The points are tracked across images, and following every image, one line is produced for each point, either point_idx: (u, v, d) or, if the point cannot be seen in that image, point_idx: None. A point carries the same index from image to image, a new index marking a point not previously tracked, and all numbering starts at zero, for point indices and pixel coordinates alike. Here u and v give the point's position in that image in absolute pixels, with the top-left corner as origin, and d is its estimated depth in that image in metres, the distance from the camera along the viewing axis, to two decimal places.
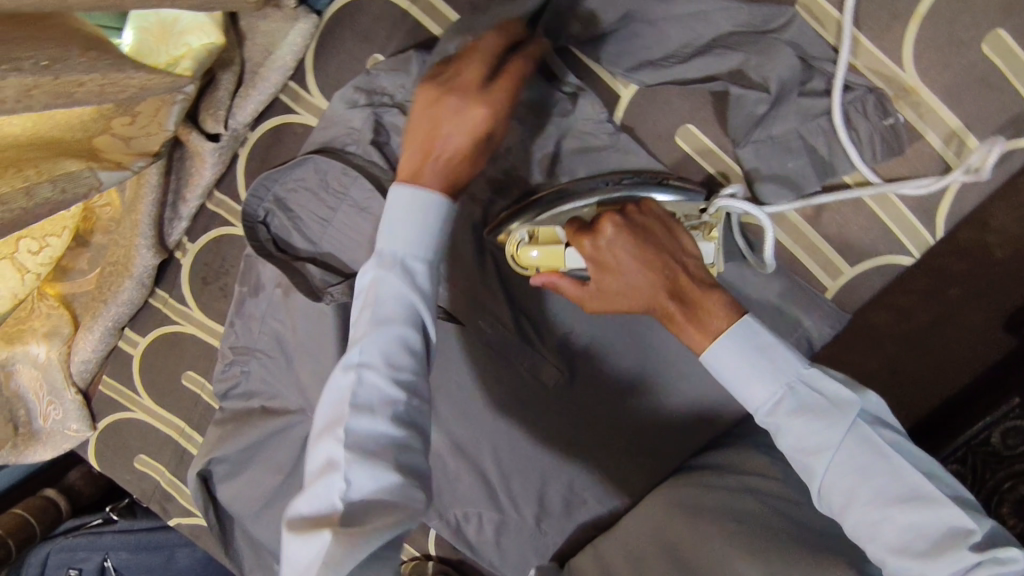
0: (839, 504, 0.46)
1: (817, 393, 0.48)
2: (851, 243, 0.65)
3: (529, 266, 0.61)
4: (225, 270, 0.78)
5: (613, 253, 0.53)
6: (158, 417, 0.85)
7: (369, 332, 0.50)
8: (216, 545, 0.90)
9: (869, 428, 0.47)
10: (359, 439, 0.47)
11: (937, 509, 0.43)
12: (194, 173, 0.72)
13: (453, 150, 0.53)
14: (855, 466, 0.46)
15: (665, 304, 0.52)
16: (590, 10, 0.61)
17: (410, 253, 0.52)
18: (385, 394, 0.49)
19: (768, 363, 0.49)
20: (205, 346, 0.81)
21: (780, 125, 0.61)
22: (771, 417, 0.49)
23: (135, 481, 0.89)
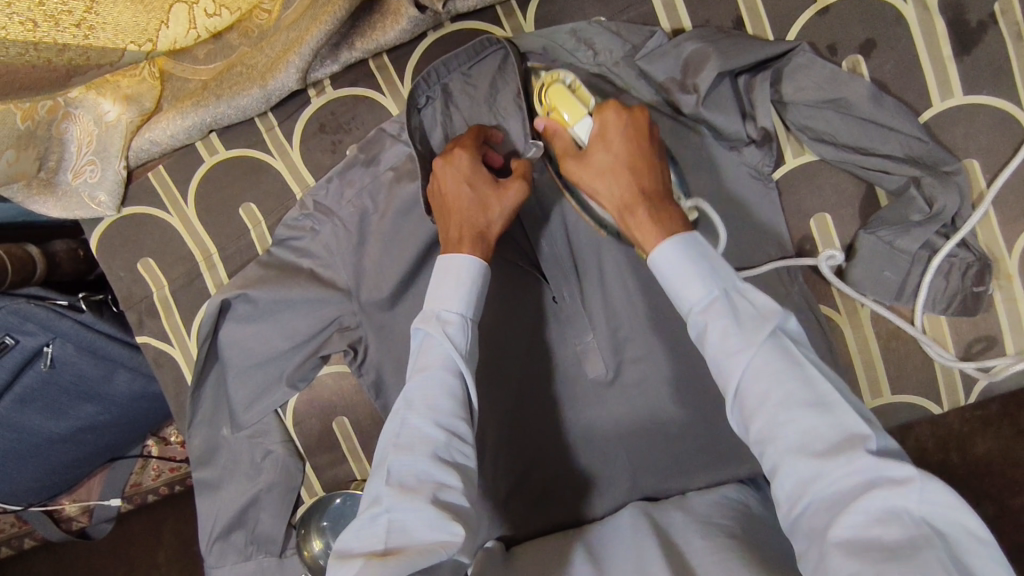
0: (752, 408, 0.49)
1: (747, 304, 0.52)
2: (901, 375, 0.73)
3: (546, 102, 0.66)
4: (349, 129, 0.76)
5: (616, 134, 0.60)
6: (192, 231, 0.80)
7: (418, 376, 0.57)
8: (172, 382, 0.83)
9: (790, 344, 0.50)
10: (400, 477, 0.53)
11: (839, 415, 0.47)
12: (377, 29, 0.72)
13: (472, 226, 0.63)
14: (770, 371, 0.49)
15: (631, 193, 0.58)
16: (809, 84, 0.67)
17: (445, 306, 0.60)
18: (427, 434, 0.54)
19: (707, 266, 0.54)
20: (283, 189, 0.79)
21: (904, 240, 0.67)
22: (700, 315, 0.53)
23: (125, 282, 0.82)
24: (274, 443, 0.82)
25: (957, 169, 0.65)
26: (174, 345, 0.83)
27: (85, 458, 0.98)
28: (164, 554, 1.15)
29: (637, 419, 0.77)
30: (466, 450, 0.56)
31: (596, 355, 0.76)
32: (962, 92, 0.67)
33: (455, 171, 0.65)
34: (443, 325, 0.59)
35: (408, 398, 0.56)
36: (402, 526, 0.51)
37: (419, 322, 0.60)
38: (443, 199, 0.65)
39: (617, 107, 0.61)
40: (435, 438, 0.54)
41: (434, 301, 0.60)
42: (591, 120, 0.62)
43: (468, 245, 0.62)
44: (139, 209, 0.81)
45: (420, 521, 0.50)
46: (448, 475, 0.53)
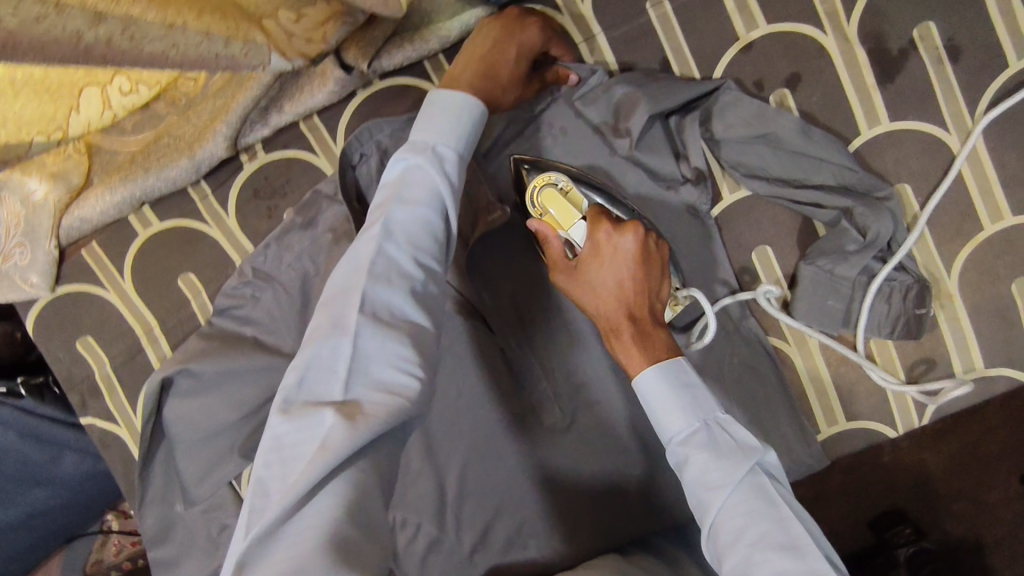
0: (724, 543, 0.47)
1: (728, 436, 0.52)
2: (856, 401, 0.72)
3: (538, 204, 0.65)
4: (283, 192, 0.75)
5: (607, 253, 0.59)
6: (130, 306, 0.78)
7: (408, 203, 0.53)
8: (121, 462, 0.81)
9: (766, 482, 0.49)
10: (376, 306, 0.48)
11: (810, 560, 0.44)
12: (303, 91, 0.71)
13: (494, 61, 0.64)
14: (746, 507, 0.48)
15: (619, 316, 0.58)
16: (739, 121, 0.67)
17: (442, 143, 0.57)
18: (404, 269, 0.50)
19: (689, 396, 0.54)
20: (221, 257, 0.77)
21: (845, 266, 0.66)
22: (680, 446, 0.53)
23: (65, 362, 0.80)
24: (229, 517, 0.80)
25: (890, 195, 0.65)
26: (121, 424, 0.80)
27: (38, 545, 0.94)
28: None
29: (600, 465, 0.74)
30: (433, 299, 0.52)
31: (552, 404, 0.74)
32: (889, 119, 0.67)
33: (525, 36, 0.65)
34: (440, 160, 0.56)
35: (390, 221, 0.52)
36: (365, 359, 0.46)
37: (407, 150, 0.56)
38: (470, 46, 0.64)
39: (609, 228, 0.60)
40: (411, 274, 0.51)
41: (430, 137, 0.57)
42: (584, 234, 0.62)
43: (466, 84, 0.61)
44: (74, 287, 0.79)
45: (387, 368, 0.46)
46: (417, 318, 0.50)
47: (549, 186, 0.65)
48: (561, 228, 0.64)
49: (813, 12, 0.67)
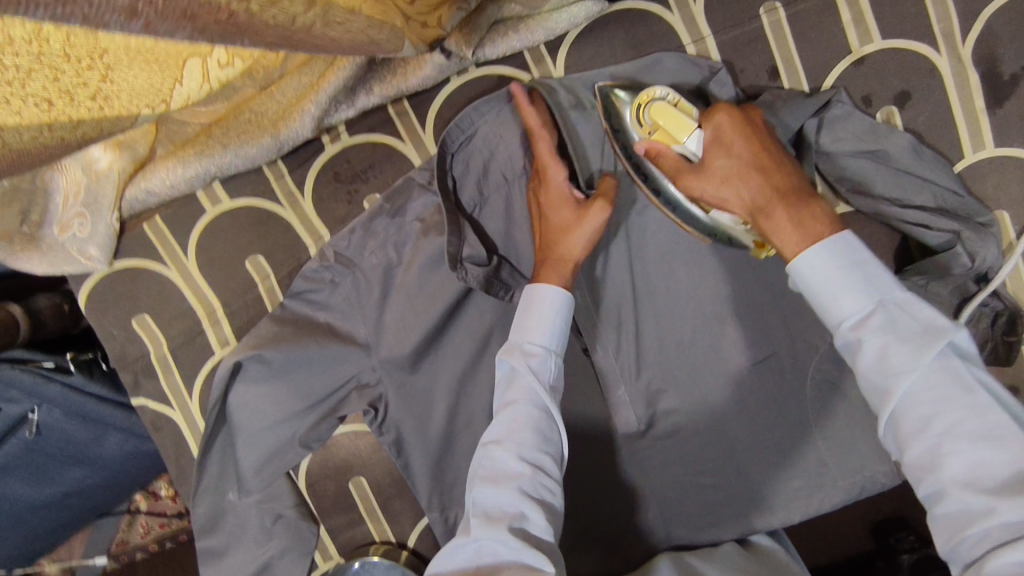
0: (910, 431, 0.46)
1: (909, 316, 0.47)
2: None
3: (649, 119, 0.62)
4: (366, 177, 0.73)
5: (734, 138, 0.57)
6: (192, 286, 0.75)
7: (505, 412, 0.56)
8: (172, 446, 0.78)
9: (957, 365, 0.45)
10: (488, 507, 0.52)
11: (1012, 447, 0.42)
12: (400, 73, 0.68)
13: (556, 253, 0.63)
14: (934, 395, 0.45)
15: (767, 194, 0.55)
16: (847, 136, 0.66)
17: (529, 340, 0.60)
18: (510, 468, 0.53)
19: (863, 275, 0.49)
20: (294, 240, 0.74)
21: (939, 285, 0.65)
22: (854, 330, 0.49)
23: (119, 340, 0.76)
24: (285, 508, 0.77)
25: (992, 222, 0.64)
26: (175, 407, 0.77)
27: (68, 521, 0.90)
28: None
29: (669, 468, 0.76)
30: (549, 485, 0.54)
31: (627, 410, 0.74)
32: (995, 144, 0.67)
33: (555, 209, 0.63)
34: (527, 357, 0.59)
35: (495, 428, 0.56)
36: (493, 551, 0.50)
37: (503, 353, 0.60)
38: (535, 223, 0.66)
39: (731, 114, 0.57)
40: (520, 472, 0.53)
41: (522, 333, 0.60)
42: (703, 133, 0.58)
43: (549, 271, 0.62)
44: (131, 261, 0.75)
45: (503, 549, 0.50)
46: (532, 509, 0.52)
47: (658, 101, 0.61)
48: (676, 141, 0.60)
49: (927, 30, 0.66)
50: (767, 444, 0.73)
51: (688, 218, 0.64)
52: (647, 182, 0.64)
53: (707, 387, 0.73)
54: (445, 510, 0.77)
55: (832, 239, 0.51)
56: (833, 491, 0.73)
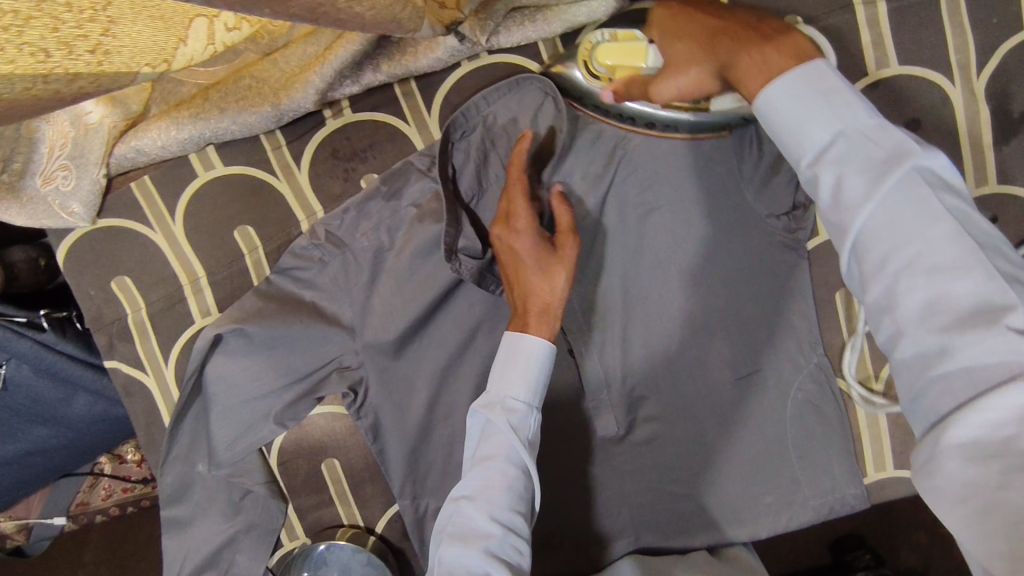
0: (870, 268, 0.44)
1: (873, 144, 0.45)
2: (906, 449, 0.74)
3: (602, 67, 0.64)
4: (365, 156, 0.71)
5: (681, 24, 0.56)
6: (177, 251, 0.73)
7: (481, 469, 0.56)
8: (143, 413, 0.76)
9: (922, 189, 0.43)
10: (456, 567, 0.52)
11: (974, 278, 0.40)
12: (410, 53, 0.67)
13: (539, 302, 0.61)
14: (894, 226, 0.43)
15: (727, 47, 0.52)
16: None
17: (510, 395, 0.59)
18: (481, 527, 0.54)
19: (825, 102, 0.47)
20: (285, 213, 0.72)
21: None
22: (814, 166, 0.47)
23: (96, 300, 0.74)
24: (255, 484, 0.76)
25: None
26: (149, 373, 0.75)
27: (29, 479, 0.88)
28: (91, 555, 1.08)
29: (645, 474, 0.76)
30: (518, 546, 0.54)
31: (607, 413, 0.74)
32: (996, 181, 0.67)
33: (534, 255, 0.61)
34: (507, 413, 0.58)
35: (469, 485, 0.56)
36: None
37: (482, 405, 0.60)
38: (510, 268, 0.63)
39: (663, 6, 0.59)
40: (490, 533, 0.54)
41: (502, 384, 0.60)
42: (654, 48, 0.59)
43: (529, 323, 0.61)
44: (115, 221, 0.73)
45: None
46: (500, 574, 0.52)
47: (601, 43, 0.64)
48: (640, 66, 0.62)
49: (943, 60, 0.66)
50: (743, 458, 0.74)
51: (695, 125, 0.65)
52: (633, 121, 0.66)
53: (690, 396, 0.73)
54: (417, 498, 0.76)
55: (801, 70, 0.49)
56: (803, 509, 0.73)
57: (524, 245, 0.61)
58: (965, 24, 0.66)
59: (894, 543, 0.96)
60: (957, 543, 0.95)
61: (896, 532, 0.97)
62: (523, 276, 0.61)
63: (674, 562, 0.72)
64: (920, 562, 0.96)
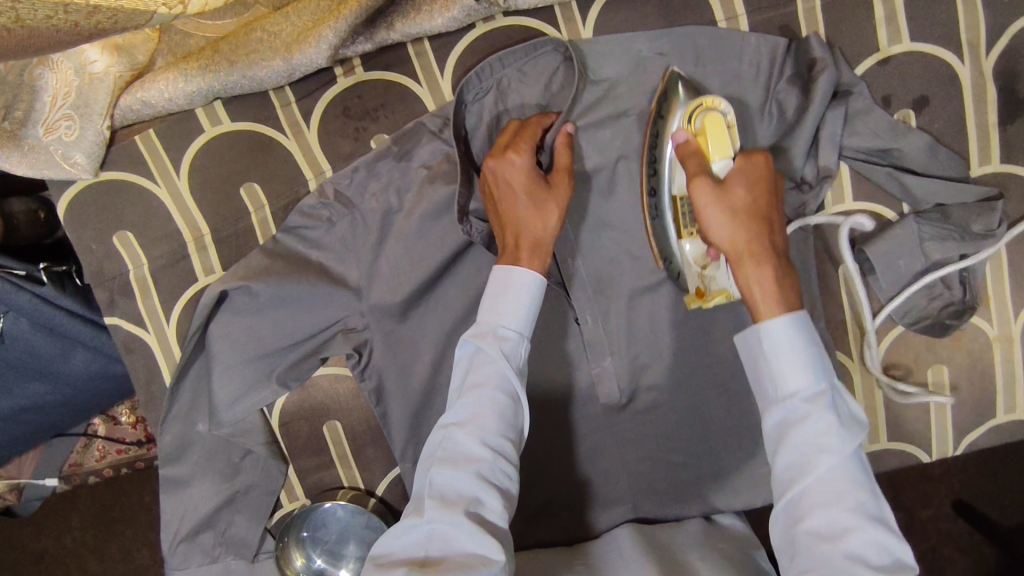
0: (816, 501, 0.50)
1: (847, 409, 0.53)
2: (902, 423, 0.75)
3: (697, 121, 0.63)
4: (375, 116, 0.70)
5: (758, 181, 0.59)
6: (181, 207, 0.72)
7: (472, 395, 0.55)
8: (143, 371, 0.75)
9: (864, 462, 0.52)
10: (443, 489, 0.53)
11: (895, 537, 0.48)
12: (426, 12, 0.67)
13: (532, 237, 0.60)
14: (845, 479, 0.50)
15: (757, 244, 0.57)
16: (866, 134, 0.66)
17: (502, 324, 0.58)
18: (471, 452, 0.53)
19: (820, 364, 0.53)
20: (292, 172, 0.71)
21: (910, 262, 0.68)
22: (803, 402, 0.52)
23: (97, 255, 0.73)
24: (256, 444, 0.76)
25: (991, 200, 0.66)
26: (150, 331, 0.74)
27: (22, 437, 0.87)
28: (80, 518, 1.09)
29: (645, 444, 0.77)
30: (508, 471, 0.54)
31: (611, 382, 0.74)
32: (1002, 160, 0.68)
33: (530, 192, 0.61)
34: (500, 342, 0.57)
35: (457, 412, 0.55)
36: (446, 536, 0.51)
37: (472, 334, 0.58)
38: (504, 202, 0.61)
39: (765, 162, 0.60)
40: (480, 458, 0.53)
41: (495, 313, 0.58)
42: (735, 162, 0.60)
43: (518, 256, 0.60)
44: (117, 174, 0.72)
45: (458, 534, 0.50)
46: (489, 495, 0.52)
47: (716, 112, 0.62)
48: (710, 154, 0.61)
49: (955, 38, 0.67)
50: (742, 428, 0.75)
51: (658, 234, 0.67)
52: (653, 176, 0.66)
53: (693, 367, 0.74)
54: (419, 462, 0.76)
55: (794, 319, 0.55)
56: None
57: (524, 182, 0.61)
58: (978, 3, 0.66)
59: None
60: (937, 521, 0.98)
61: None
62: (519, 211, 0.61)
63: (670, 530, 0.73)
64: (906, 537, 0.98)
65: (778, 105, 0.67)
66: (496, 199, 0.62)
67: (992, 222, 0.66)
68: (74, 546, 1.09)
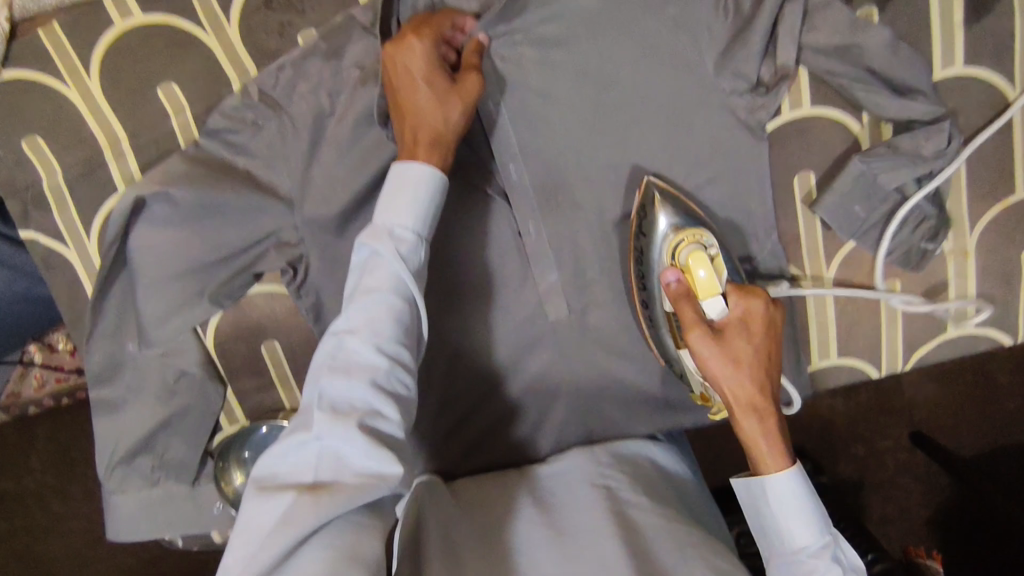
0: (796, 569, 0.52)
1: (796, 505, 0.53)
2: (850, 340, 0.75)
3: (686, 264, 0.62)
4: (302, 8, 0.65)
5: (760, 331, 0.56)
6: (94, 110, 0.66)
7: (364, 300, 0.51)
8: (64, 289, 0.71)
9: (807, 510, 0.53)
10: (335, 400, 0.48)
11: (838, 566, 0.52)
12: None
13: (431, 129, 0.57)
14: (801, 524, 0.53)
15: (756, 391, 0.54)
16: (828, 31, 0.62)
17: (400, 224, 0.53)
18: (366, 360, 0.49)
19: (811, 506, 0.53)
20: (214, 70, 0.66)
21: (867, 173, 0.65)
22: (805, 555, 0.53)
23: (4, 164, 0.67)
24: (190, 365, 0.73)
25: (941, 118, 0.64)
26: (70, 245, 0.69)
27: None
28: (40, 458, 1.07)
29: (595, 368, 0.74)
30: (405, 380, 0.51)
31: (558, 297, 0.71)
32: (966, 63, 0.65)
33: (428, 82, 0.57)
34: (397, 242, 0.53)
35: (350, 318, 0.51)
36: (334, 453, 0.47)
37: (366, 236, 0.54)
38: (399, 96, 0.58)
39: (765, 302, 0.57)
40: (376, 365, 0.50)
41: (389, 211, 0.54)
42: (730, 305, 0.57)
43: (415, 150, 0.56)
44: (21, 72, 0.66)
45: (350, 449, 0.47)
46: (385, 406, 0.49)
47: (698, 247, 0.62)
48: (702, 296, 0.59)
49: None
50: None
51: (659, 342, 0.69)
52: (643, 288, 0.67)
53: None
54: None
55: (776, 476, 0.54)
56: None
57: (422, 68, 0.57)
58: None
59: (832, 450, 0.99)
60: (888, 451, 0.99)
61: (835, 441, 0.99)
62: (415, 101, 0.57)
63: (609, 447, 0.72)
64: (857, 465, 0.99)
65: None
66: (395, 90, 0.58)
67: (940, 144, 0.64)
68: (35, 487, 1.07)
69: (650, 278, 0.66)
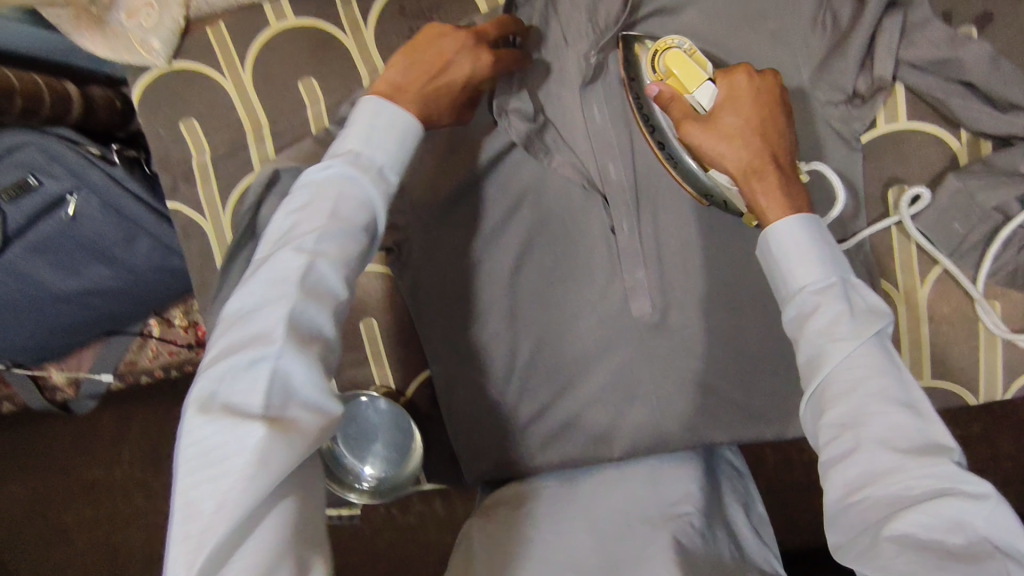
0: (841, 390, 0.47)
1: (859, 296, 0.50)
2: (944, 361, 0.73)
3: (660, 67, 0.63)
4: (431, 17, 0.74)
5: (750, 96, 0.58)
6: (244, 98, 0.76)
7: (340, 224, 0.48)
8: (197, 255, 0.79)
9: (888, 346, 0.48)
10: (301, 324, 0.43)
11: (925, 421, 0.45)
12: None
13: (401, 93, 0.57)
14: (869, 361, 0.47)
15: (763, 156, 0.56)
16: (928, 44, 0.65)
17: (389, 165, 0.53)
18: (333, 285, 0.46)
19: (829, 251, 0.52)
20: (350, 68, 0.75)
21: (967, 183, 0.66)
22: (814, 295, 0.50)
23: (165, 141, 0.77)
24: None
25: None
26: (207, 217, 0.78)
27: (81, 324, 0.93)
28: (131, 453, 1.15)
29: None
30: (346, 319, 0.48)
31: None
32: None
33: (441, 74, 0.58)
34: (381, 178, 0.52)
35: (320, 238, 0.46)
36: (292, 382, 0.41)
37: (346, 161, 0.51)
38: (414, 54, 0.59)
39: (750, 72, 0.59)
40: (339, 295, 0.46)
41: (371, 142, 0.53)
42: (714, 89, 0.59)
43: (407, 102, 0.56)
44: (188, 64, 0.76)
45: (309, 380, 0.41)
46: (336, 341, 0.45)
47: (674, 49, 0.62)
48: (685, 91, 0.60)
49: None
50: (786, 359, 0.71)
51: (686, 174, 0.66)
52: (654, 134, 0.67)
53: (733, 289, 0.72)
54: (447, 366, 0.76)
55: (793, 221, 0.53)
56: None
57: (455, 56, 0.59)
58: None
59: None
60: None
61: None
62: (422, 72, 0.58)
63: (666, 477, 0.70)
64: None
65: (832, 14, 0.67)
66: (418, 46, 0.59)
67: None
68: (123, 479, 1.15)
69: (656, 118, 0.66)
